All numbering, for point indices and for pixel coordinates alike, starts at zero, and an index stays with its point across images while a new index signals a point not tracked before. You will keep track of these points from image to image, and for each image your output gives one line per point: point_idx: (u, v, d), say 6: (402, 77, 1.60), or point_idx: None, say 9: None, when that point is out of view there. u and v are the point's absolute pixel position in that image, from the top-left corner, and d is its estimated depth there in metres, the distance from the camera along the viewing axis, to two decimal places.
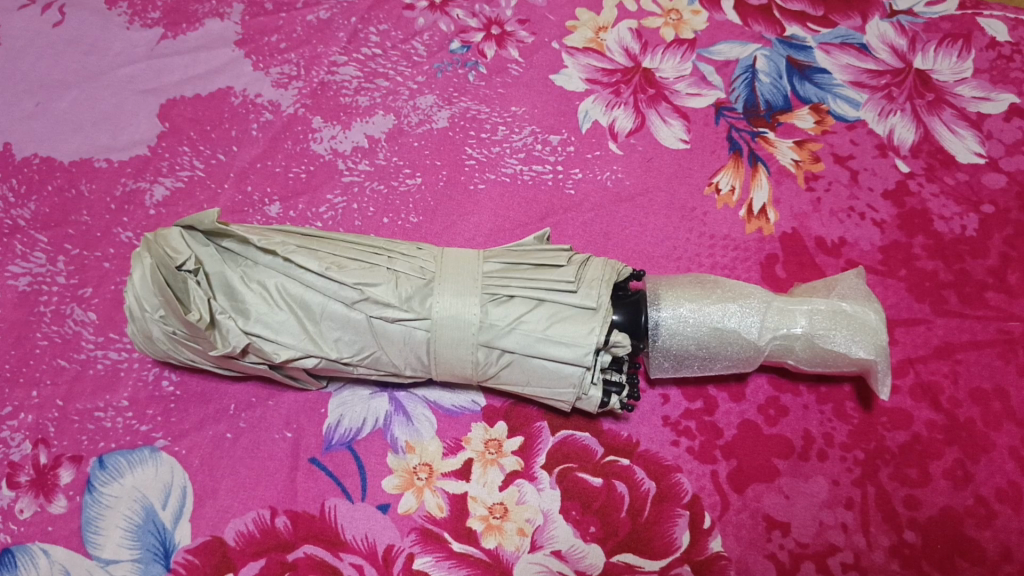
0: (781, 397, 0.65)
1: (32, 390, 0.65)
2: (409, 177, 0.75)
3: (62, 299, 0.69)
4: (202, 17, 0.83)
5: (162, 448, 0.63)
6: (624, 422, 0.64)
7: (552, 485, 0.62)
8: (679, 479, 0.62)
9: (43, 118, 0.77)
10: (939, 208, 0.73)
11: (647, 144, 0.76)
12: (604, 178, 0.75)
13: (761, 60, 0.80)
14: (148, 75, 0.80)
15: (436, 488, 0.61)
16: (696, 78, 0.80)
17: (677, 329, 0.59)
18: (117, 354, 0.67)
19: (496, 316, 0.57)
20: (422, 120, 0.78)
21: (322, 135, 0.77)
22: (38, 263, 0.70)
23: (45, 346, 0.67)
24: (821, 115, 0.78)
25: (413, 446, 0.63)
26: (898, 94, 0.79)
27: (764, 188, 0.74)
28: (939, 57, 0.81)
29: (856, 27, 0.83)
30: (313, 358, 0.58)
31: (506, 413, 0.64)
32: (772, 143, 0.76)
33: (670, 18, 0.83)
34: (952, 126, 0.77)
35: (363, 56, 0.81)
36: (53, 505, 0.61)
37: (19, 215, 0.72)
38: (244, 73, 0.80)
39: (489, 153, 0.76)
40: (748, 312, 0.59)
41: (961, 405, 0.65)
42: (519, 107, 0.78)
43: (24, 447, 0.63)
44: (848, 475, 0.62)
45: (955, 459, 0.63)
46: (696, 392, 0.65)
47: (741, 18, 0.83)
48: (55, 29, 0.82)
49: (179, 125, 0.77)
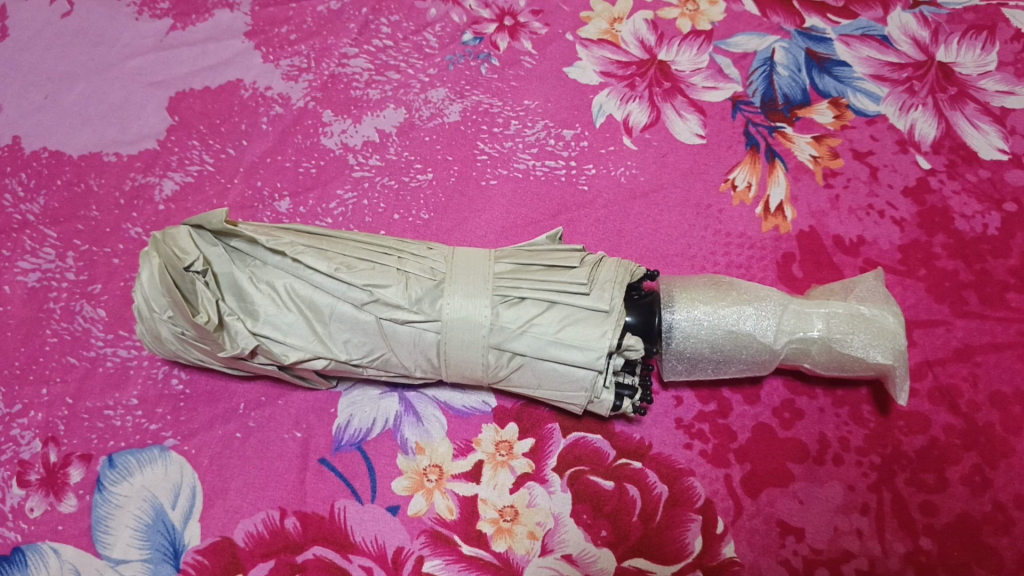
0: (796, 400, 0.64)
1: (41, 388, 0.65)
2: (420, 173, 0.74)
3: (71, 296, 0.68)
4: (211, 8, 0.82)
5: (171, 447, 0.63)
6: (636, 425, 0.63)
7: (563, 487, 0.61)
8: (691, 483, 0.61)
9: (52, 111, 0.77)
10: (960, 206, 0.72)
11: (663, 139, 0.75)
12: (618, 174, 0.73)
13: (779, 52, 0.79)
14: (157, 67, 0.79)
15: (446, 490, 0.61)
16: (713, 71, 0.78)
17: (691, 332, 0.58)
18: (127, 353, 0.66)
19: (507, 318, 0.56)
20: (434, 113, 0.77)
21: (332, 130, 0.76)
22: (47, 259, 0.70)
23: (54, 343, 0.67)
24: (841, 109, 0.76)
25: (423, 447, 0.63)
26: (920, 88, 0.77)
27: (781, 185, 0.73)
28: (962, 49, 0.79)
29: (878, 19, 0.81)
30: (322, 360, 0.58)
31: (516, 414, 0.64)
32: (790, 138, 0.75)
33: (687, 9, 0.82)
34: (975, 121, 0.75)
35: (374, 48, 0.80)
36: (62, 504, 0.61)
37: (28, 210, 0.72)
38: (254, 65, 0.79)
39: (502, 148, 0.75)
40: (764, 315, 0.58)
41: (980, 409, 0.64)
42: (532, 101, 0.77)
43: (34, 445, 0.63)
44: (864, 480, 0.62)
45: (973, 464, 0.62)
46: (710, 394, 0.64)
47: (760, 9, 0.81)
48: (64, 20, 0.82)
49: (188, 119, 0.76)
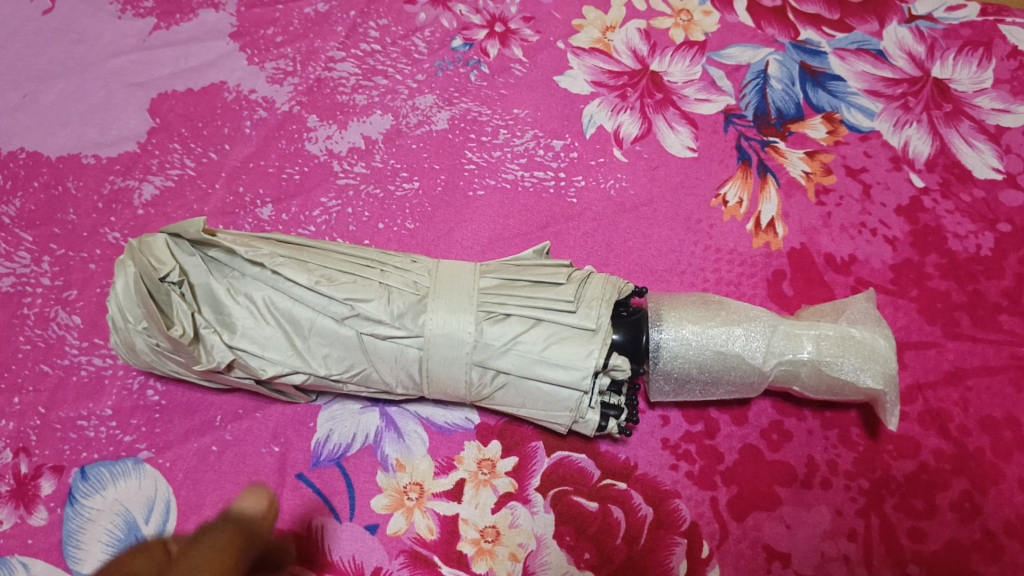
0: (784, 421, 0.63)
1: (13, 397, 0.63)
2: (406, 182, 0.72)
3: (46, 302, 0.67)
4: (195, 8, 0.80)
5: (145, 460, 0.61)
6: (622, 445, 0.62)
7: (546, 508, 0.60)
8: (677, 505, 0.60)
9: (31, 110, 0.75)
10: (954, 226, 0.71)
11: (653, 152, 0.74)
12: (608, 186, 0.72)
13: (773, 65, 0.78)
14: (140, 68, 0.77)
15: (426, 509, 0.60)
16: (706, 83, 0.77)
17: (680, 352, 0.57)
18: (102, 361, 0.65)
19: (491, 335, 0.54)
20: (421, 121, 0.75)
21: (317, 135, 0.74)
22: (22, 263, 0.68)
23: (27, 350, 0.65)
24: (834, 125, 0.75)
25: (404, 463, 0.61)
26: (915, 104, 0.76)
27: (773, 200, 0.71)
28: (958, 65, 0.78)
29: (873, 33, 0.80)
30: (301, 375, 0.56)
31: (500, 432, 0.62)
32: (783, 153, 0.74)
33: (680, 19, 0.81)
34: (970, 139, 0.74)
35: (362, 52, 0.79)
36: (32, 517, 0.60)
37: (3, 212, 0.70)
38: (238, 68, 0.77)
39: (490, 158, 0.73)
40: (754, 336, 0.57)
41: (971, 434, 0.63)
42: (522, 110, 0.76)
43: (4, 456, 0.62)
44: (852, 505, 0.60)
45: (963, 490, 0.61)
46: (697, 414, 0.63)
47: (754, 20, 0.80)
48: (44, 17, 0.80)
49: (170, 121, 0.75)
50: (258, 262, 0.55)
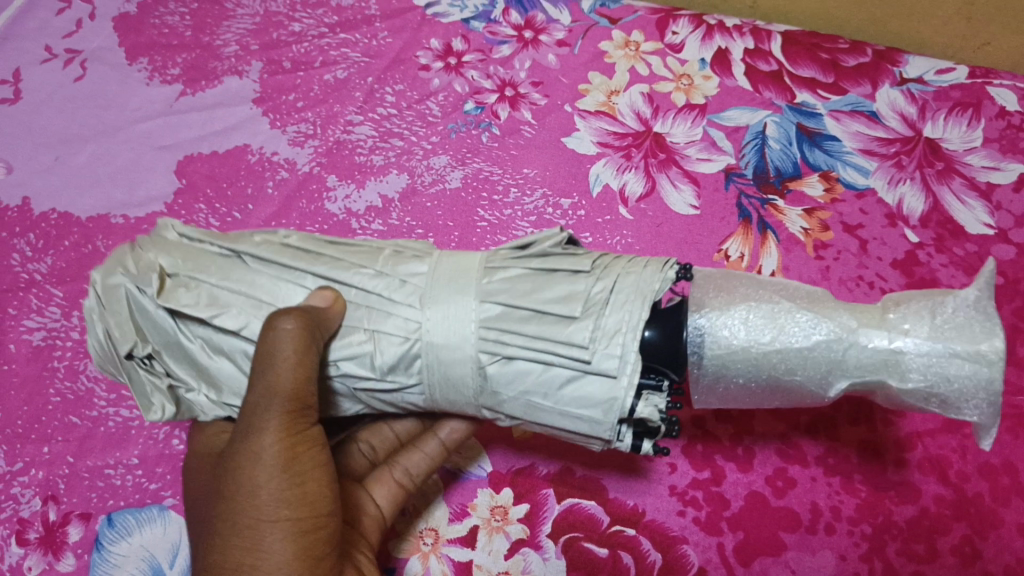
0: (788, 469, 0.65)
1: (43, 446, 0.66)
2: (421, 238, 0.76)
3: (75, 355, 0.69)
4: (221, 74, 0.84)
5: (170, 507, 0.64)
6: (631, 492, 0.64)
7: (558, 555, 0.61)
8: (685, 551, 0.62)
9: (62, 172, 0.79)
10: (947, 278, 0.73)
11: (657, 210, 0.77)
12: (614, 242, 0.75)
13: (771, 127, 0.81)
14: (167, 132, 0.81)
15: (441, 555, 0.62)
16: (706, 143, 0.81)
17: (722, 372, 0.48)
18: (128, 413, 0.67)
19: (495, 380, 0.48)
20: (435, 179, 0.79)
21: (337, 194, 0.78)
22: (52, 318, 0.71)
23: (57, 402, 0.67)
24: (830, 182, 0.78)
25: (420, 509, 0.63)
26: (908, 162, 0.79)
27: (773, 255, 0.74)
28: (948, 125, 0.82)
29: (866, 95, 0.84)
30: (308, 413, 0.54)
31: (512, 479, 0.65)
32: (782, 210, 0.77)
33: (681, 83, 0.85)
34: (962, 196, 0.77)
35: (378, 116, 0.83)
36: (61, 563, 0.62)
37: (35, 269, 0.73)
38: (260, 131, 0.81)
39: (501, 215, 0.77)
40: (809, 359, 0.46)
41: (969, 480, 0.64)
42: (532, 169, 0.79)
43: (34, 504, 0.64)
44: (856, 550, 0.62)
45: (963, 535, 0.62)
46: (704, 462, 0.65)
47: (752, 84, 0.84)
48: (75, 84, 0.84)
49: (196, 182, 0.78)
50: (226, 327, 0.50)
